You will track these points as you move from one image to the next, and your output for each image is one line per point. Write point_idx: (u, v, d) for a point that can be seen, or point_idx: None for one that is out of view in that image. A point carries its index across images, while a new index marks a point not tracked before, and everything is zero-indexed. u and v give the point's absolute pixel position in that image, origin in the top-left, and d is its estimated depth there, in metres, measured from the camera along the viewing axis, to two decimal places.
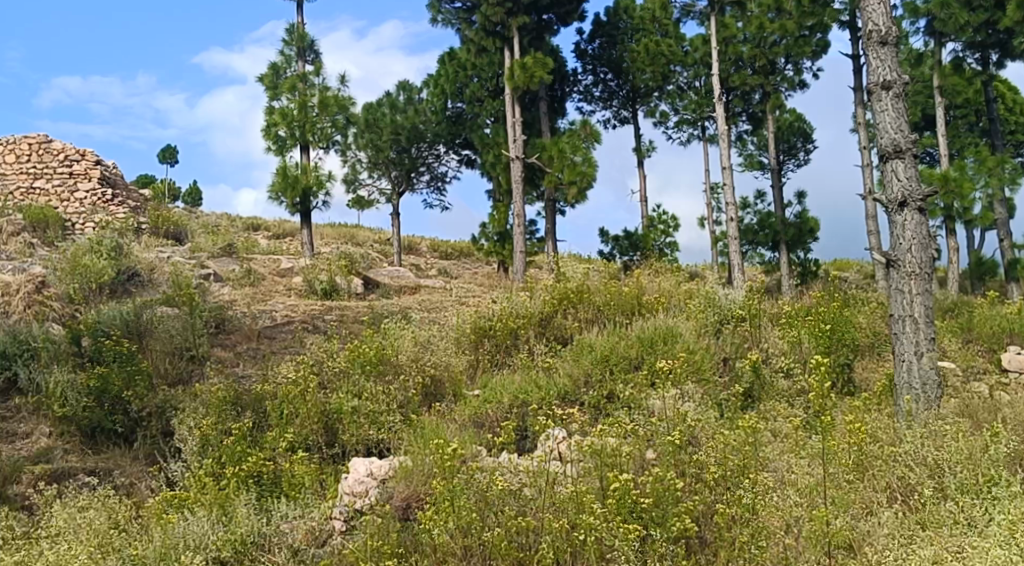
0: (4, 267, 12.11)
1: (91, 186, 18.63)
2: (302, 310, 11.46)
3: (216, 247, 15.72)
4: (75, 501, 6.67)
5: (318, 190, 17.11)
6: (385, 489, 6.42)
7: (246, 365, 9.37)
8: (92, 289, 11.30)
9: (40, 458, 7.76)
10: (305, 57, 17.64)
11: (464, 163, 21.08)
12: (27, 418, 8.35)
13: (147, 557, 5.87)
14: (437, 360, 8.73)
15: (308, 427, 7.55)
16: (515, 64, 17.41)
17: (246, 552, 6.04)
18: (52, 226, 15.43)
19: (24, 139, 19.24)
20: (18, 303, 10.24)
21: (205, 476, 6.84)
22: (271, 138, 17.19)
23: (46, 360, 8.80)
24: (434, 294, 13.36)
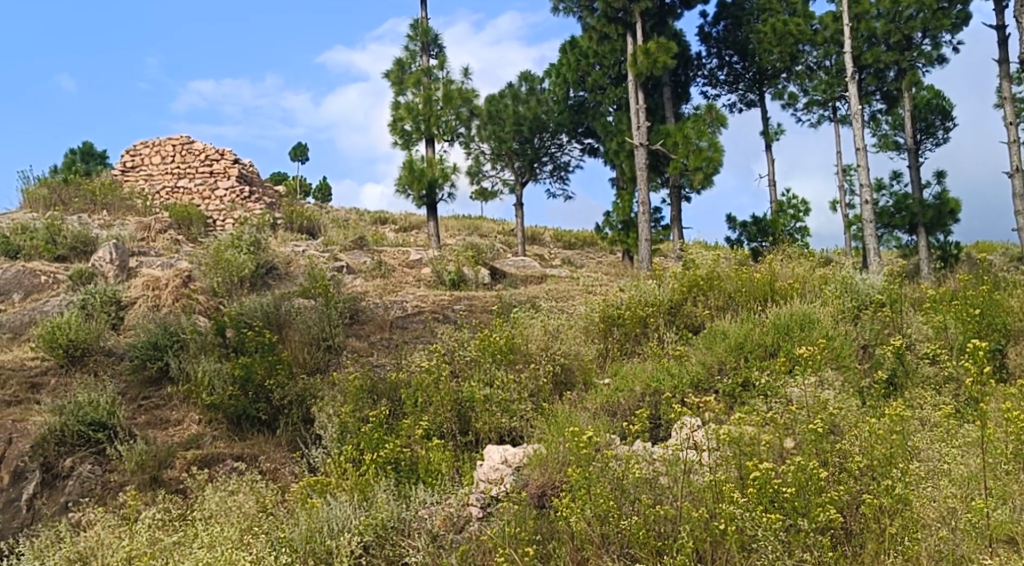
0: (154, 263, 12.73)
1: (230, 183, 19.40)
2: (432, 300, 11.63)
3: (347, 240, 16.12)
4: (225, 485, 6.99)
5: (443, 183, 17.31)
6: (520, 476, 6.45)
7: (380, 355, 9.59)
8: (233, 282, 11.79)
9: (190, 444, 8.15)
10: (429, 51, 17.88)
11: (587, 152, 20.98)
12: (178, 406, 8.77)
13: (294, 540, 6.08)
14: (567, 348, 8.73)
15: (441, 415, 7.67)
16: (638, 50, 17.20)
17: (387, 537, 6.20)
18: (196, 223, 16.08)
19: (168, 140, 20.17)
20: (168, 296, 10.75)
21: (344, 463, 7.04)
22: (397, 132, 17.52)
23: (195, 350, 9.24)
24: (561, 283, 13.35)
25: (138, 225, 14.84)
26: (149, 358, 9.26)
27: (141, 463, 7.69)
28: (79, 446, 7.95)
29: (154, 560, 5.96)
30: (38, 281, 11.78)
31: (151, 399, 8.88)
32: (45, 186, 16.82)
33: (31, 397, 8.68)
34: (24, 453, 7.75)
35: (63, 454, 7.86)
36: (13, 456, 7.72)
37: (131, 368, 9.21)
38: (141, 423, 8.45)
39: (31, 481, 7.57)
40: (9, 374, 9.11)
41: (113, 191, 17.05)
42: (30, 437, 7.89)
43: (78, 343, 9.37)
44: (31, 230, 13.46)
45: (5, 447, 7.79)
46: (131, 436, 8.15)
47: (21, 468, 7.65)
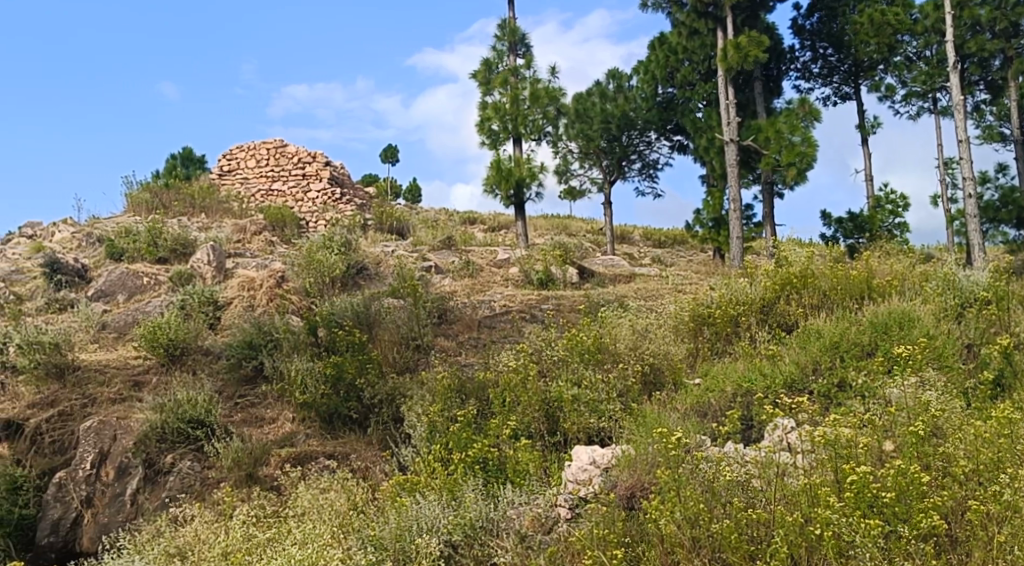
0: (249, 264, 13.04)
1: (322, 185, 19.77)
2: (520, 299, 11.63)
3: (436, 240, 16.24)
4: (317, 483, 7.11)
5: (531, 182, 17.29)
6: (609, 477, 6.38)
7: (468, 354, 9.63)
8: (325, 282, 12.00)
9: (284, 442, 8.32)
10: (516, 51, 17.89)
11: (677, 149, 20.71)
12: (273, 404, 8.96)
13: (384, 538, 6.13)
14: (656, 348, 8.62)
15: (529, 415, 7.65)
16: (728, 44, 16.89)
17: (475, 536, 6.21)
18: (289, 224, 16.39)
19: (263, 144, 20.64)
20: (262, 297, 11.00)
21: (433, 462, 7.08)
22: (485, 133, 17.58)
23: (288, 349, 9.44)
24: (650, 282, 13.19)
25: (234, 227, 15.23)
26: (245, 357, 9.48)
27: (237, 460, 7.87)
28: (179, 443, 8.16)
29: (249, 555, 6.07)
30: (140, 282, 12.18)
31: (246, 397, 9.09)
32: (147, 190, 17.40)
33: (134, 394, 8.97)
34: (128, 448, 7.99)
35: (164, 450, 8.08)
36: (118, 452, 7.97)
37: (228, 367, 9.44)
38: (237, 420, 8.66)
39: (135, 477, 7.81)
40: (113, 372, 9.44)
41: (211, 195, 17.53)
42: (133, 433, 8.13)
43: (178, 342, 9.65)
44: (134, 233, 13.94)
45: (111, 443, 8.07)
46: (228, 433, 8.34)
47: (125, 464, 7.90)
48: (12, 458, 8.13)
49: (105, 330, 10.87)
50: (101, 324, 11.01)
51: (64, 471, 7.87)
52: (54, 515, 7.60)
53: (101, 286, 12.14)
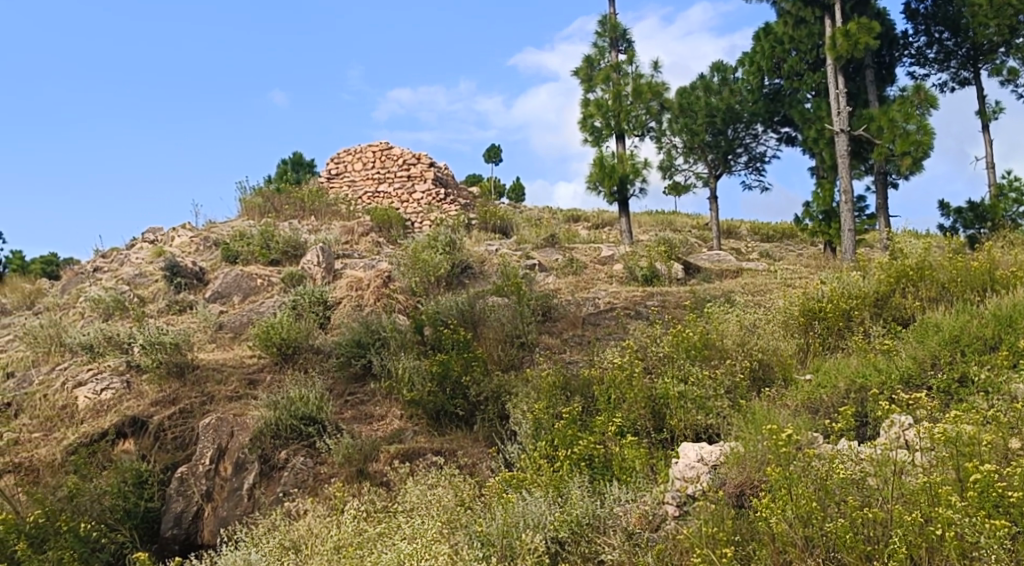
0: (357, 264, 13.33)
1: (427, 186, 20.05)
2: (624, 296, 11.54)
3: (540, 238, 16.25)
4: (425, 479, 7.22)
5: (635, 178, 17.14)
6: (717, 475, 6.29)
7: (572, 351, 9.61)
8: (430, 281, 12.16)
9: (393, 439, 8.47)
10: (618, 46, 17.77)
11: (784, 141, 20.23)
12: (382, 402, 9.13)
13: (492, 534, 6.16)
14: (765, 344, 8.44)
15: (635, 412, 7.58)
16: (838, 31, 16.39)
17: (582, 533, 6.18)
18: (396, 226, 16.65)
19: (369, 147, 21.05)
20: (370, 296, 11.22)
21: (539, 458, 7.09)
22: (587, 130, 17.53)
23: (395, 348, 9.60)
24: (758, 276, 12.90)
25: (342, 228, 15.58)
26: (354, 355, 9.69)
27: (348, 456, 8.05)
28: (292, 439, 8.40)
29: (360, 549, 6.19)
30: (254, 284, 12.58)
31: (356, 395, 9.28)
32: (259, 195, 17.97)
33: (249, 392, 9.27)
34: (245, 444, 8.25)
35: (279, 446, 8.33)
36: (235, 448, 8.24)
37: (338, 365, 9.66)
38: (348, 417, 8.85)
39: (251, 472, 8.06)
40: (230, 371, 9.77)
41: (320, 198, 17.97)
42: (249, 429, 8.40)
43: (290, 341, 9.92)
44: (248, 237, 14.41)
45: (228, 440, 8.37)
46: (339, 430, 8.55)
47: (242, 459, 8.16)
48: (138, 453, 8.52)
49: (222, 331, 11.26)
50: (218, 324, 11.41)
51: (186, 466, 8.19)
52: (177, 508, 7.91)
53: (217, 288, 12.59)
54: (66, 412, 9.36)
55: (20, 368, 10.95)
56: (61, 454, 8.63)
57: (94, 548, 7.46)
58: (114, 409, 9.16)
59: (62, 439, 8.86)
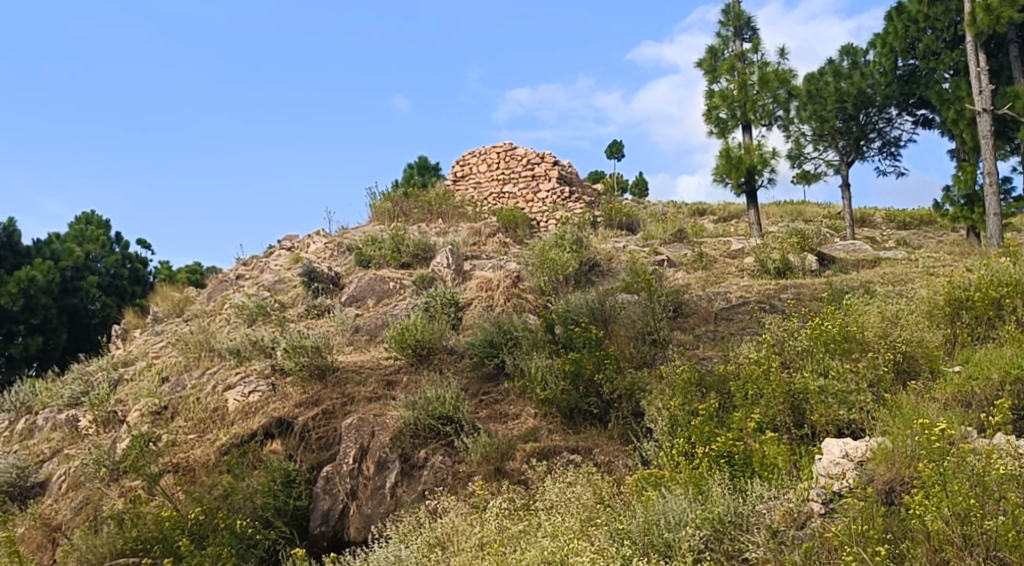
0: (486, 265, 13.54)
1: (551, 185, 20.09)
2: (757, 290, 11.32)
3: (667, 233, 16.08)
4: (563, 477, 7.27)
5: (763, 168, 16.75)
6: (865, 471, 6.12)
7: (705, 347, 9.51)
8: (559, 280, 12.20)
9: (528, 437, 8.56)
10: (742, 35, 17.44)
11: (920, 124, 19.41)
12: (515, 401, 9.24)
13: (633, 532, 6.16)
14: (908, 336, 8.14)
15: (774, 408, 7.40)
16: (978, 6, 15.60)
17: (725, 531, 6.09)
18: (522, 225, 16.75)
19: (493, 148, 21.25)
20: (500, 297, 11.35)
21: (677, 456, 7.03)
22: (712, 121, 17.26)
23: (527, 347, 9.69)
24: (898, 266, 12.44)
25: (470, 230, 15.80)
26: (487, 355, 9.83)
27: (485, 454, 8.20)
28: (431, 438, 8.62)
29: (504, 547, 6.29)
30: (387, 286, 12.92)
31: (490, 394, 9.42)
32: (389, 200, 18.40)
33: (387, 393, 9.53)
34: (385, 444, 8.49)
35: (418, 446, 8.56)
36: (376, 448, 8.48)
37: (471, 365, 9.82)
38: (483, 416, 8.99)
39: (393, 471, 8.29)
40: (368, 372, 10.06)
41: (446, 200, 18.28)
42: (389, 429, 8.64)
43: (424, 342, 10.15)
44: (379, 241, 14.78)
45: (370, 439, 8.62)
46: (475, 429, 8.71)
47: (384, 459, 8.40)
48: (286, 453, 8.87)
49: (359, 333, 11.61)
50: (355, 327, 11.76)
51: (331, 465, 8.48)
52: (324, 506, 8.20)
53: (352, 292, 13.00)
54: (218, 414, 9.82)
55: (174, 373, 11.56)
56: (214, 454, 9.07)
57: (249, 545, 7.77)
58: (262, 411, 9.56)
59: (216, 440, 9.31)
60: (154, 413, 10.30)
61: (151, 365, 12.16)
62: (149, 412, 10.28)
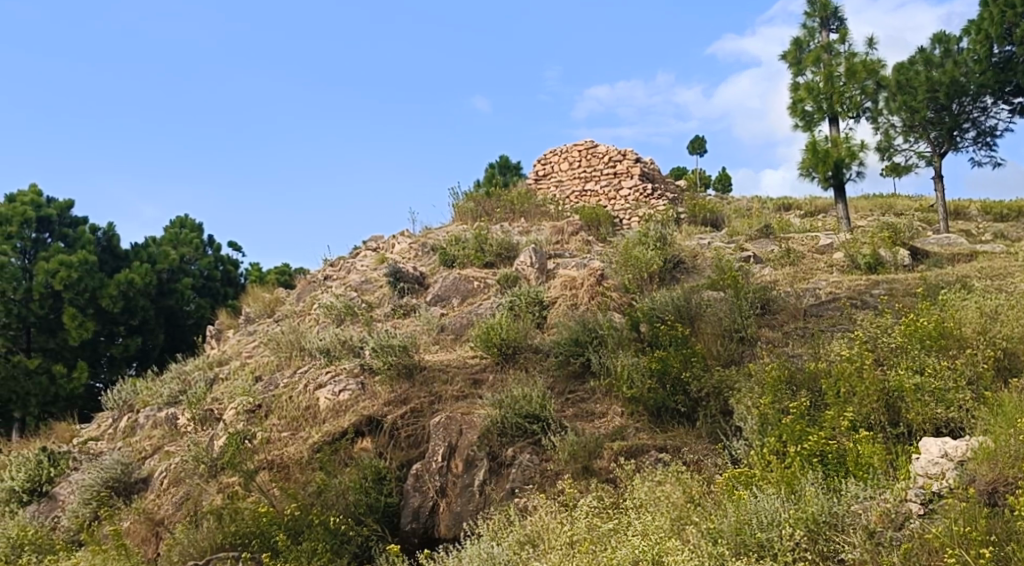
0: (570, 263, 13.54)
1: (634, 182, 19.92)
2: (847, 285, 11.09)
3: (752, 229, 15.86)
4: (652, 476, 7.27)
5: (851, 161, 16.38)
6: (966, 472, 6.00)
7: (795, 345, 9.38)
8: (643, 278, 12.15)
9: (616, 435, 8.55)
10: (828, 26, 17.07)
11: (1018, 112, 18.73)
12: (602, 399, 9.23)
13: (725, 531, 6.10)
14: (1009, 332, 7.91)
15: (868, 406, 7.24)
16: None
17: (819, 532, 5.97)
18: (605, 224, 16.69)
19: (574, 147, 21.20)
20: (585, 295, 11.37)
21: (768, 455, 6.94)
22: (798, 115, 16.95)
23: (613, 346, 9.69)
24: (996, 259, 12.05)
25: (553, 228, 15.83)
26: (572, 353, 9.85)
27: (573, 452, 8.23)
28: (518, 437, 8.68)
29: (594, 545, 6.31)
30: (471, 286, 13.04)
31: (576, 393, 9.44)
32: (471, 199, 18.53)
33: (474, 392, 9.63)
34: (473, 442, 8.58)
35: (506, 444, 8.63)
36: (464, 445, 8.58)
37: (557, 363, 9.85)
38: (570, 415, 9.01)
39: (481, 468, 8.38)
40: (455, 371, 10.16)
41: (529, 199, 18.33)
42: (476, 428, 8.72)
43: (510, 341, 10.21)
44: (462, 241, 14.92)
45: (458, 437, 8.71)
46: (563, 428, 8.74)
47: (472, 456, 8.49)
48: (376, 450, 9.02)
49: (445, 332, 11.75)
50: (440, 326, 11.89)
51: (420, 463, 8.60)
52: (415, 503, 8.32)
53: (438, 291, 13.15)
54: (310, 412, 10.05)
55: (266, 372, 11.85)
56: (307, 452, 9.28)
57: (343, 540, 7.93)
58: (352, 409, 9.75)
59: (308, 438, 9.53)
60: (248, 411, 10.59)
61: (245, 365, 12.49)
62: (244, 410, 10.59)
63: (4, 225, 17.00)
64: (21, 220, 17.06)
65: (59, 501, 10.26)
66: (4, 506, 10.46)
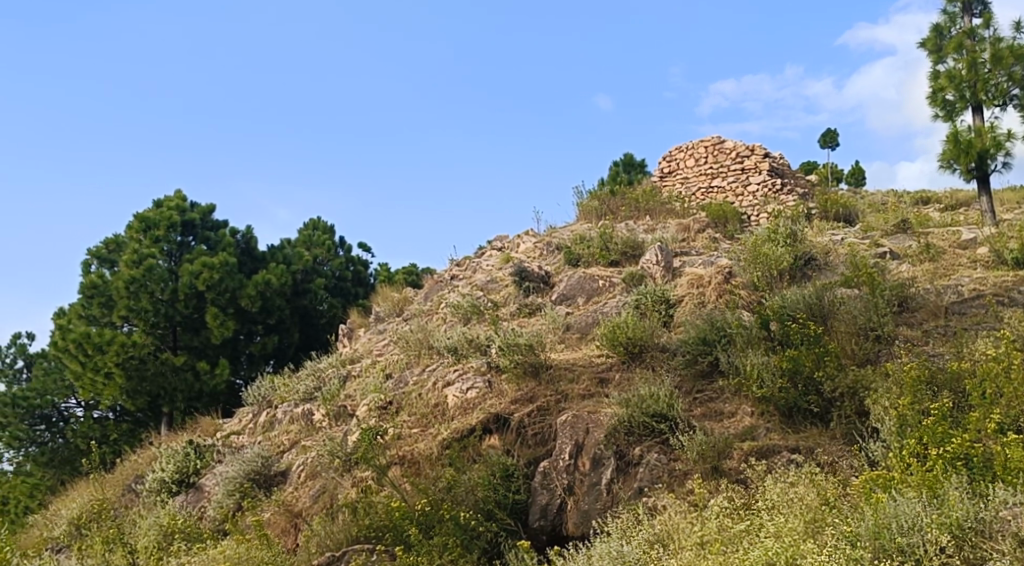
0: (697, 260, 13.35)
1: (762, 178, 19.50)
2: (993, 281, 10.57)
3: (888, 224, 15.28)
4: (784, 477, 7.12)
5: (996, 152, 15.59)
6: None
7: (936, 344, 9.03)
8: (773, 275, 11.88)
9: (746, 436, 8.41)
10: (971, 10, 16.31)
11: None
12: (731, 399, 9.07)
13: (862, 534, 5.92)
14: None
15: (1017, 408, 6.90)
16: None
17: (965, 538, 5.76)
18: (732, 220, 16.35)
19: (700, 143, 20.90)
20: (712, 293, 11.24)
21: (909, 457, 6.69)
22: (938, 105, 16.24)
23: (742, 344, 9.51)
24: None
25: (679, 226, 15.65)
26: (700, 352, 9.73)
27: (702, 453, 8.13)
28: (645, 436, 8.63)
29: (725, 545, 6.24)
30: (596, 285, 13.03)
31: (704, 392, 9.30)
32: (596, 198, 18.50)
33: (600, 391, 9.62)
34: (600, 441, 8.58)
35: (633, 443, 8.59)
36: (592, 444, 8.59)
37: (684, 362, 9.73)
38: (698, 414, 8.90)
39: (608, 467, 8.38)
40: (581, 370, 10.16)
41: (654, 197, 18.14)
42: (603, 426, 8.72)
43: (636, 340, 10.15)
44: (587, 240, 14.91)
45: (585, 436, 8.72)
46: (691, 427, 8.65)
47: (599, 455, 8.50)
48: (503, 448, 9.12)
49: (571, 331, 11.77)
50: (566, 325, 11.91)
51: (547, 461, 8.65)
52: (543, 500, 8.38)
53: (563, 290, 13.19)
54: (439, 409, 10.25)
55: (397, 370, 12.14)
56: (437, 448, 9.46)
57: (473, 535, 8.05)
58: (479, 407, 9.89)
59: (438, 434, 9.71)
60: (380, 408, 10.88)
61: (376, 362, 12.83)
62: (376, 406, 10.89)
63: (152, 229, 17.96)
64: (168, 224, 17.99)
65: (205, 491, 10.76)
66: (156, 496, 11.04)
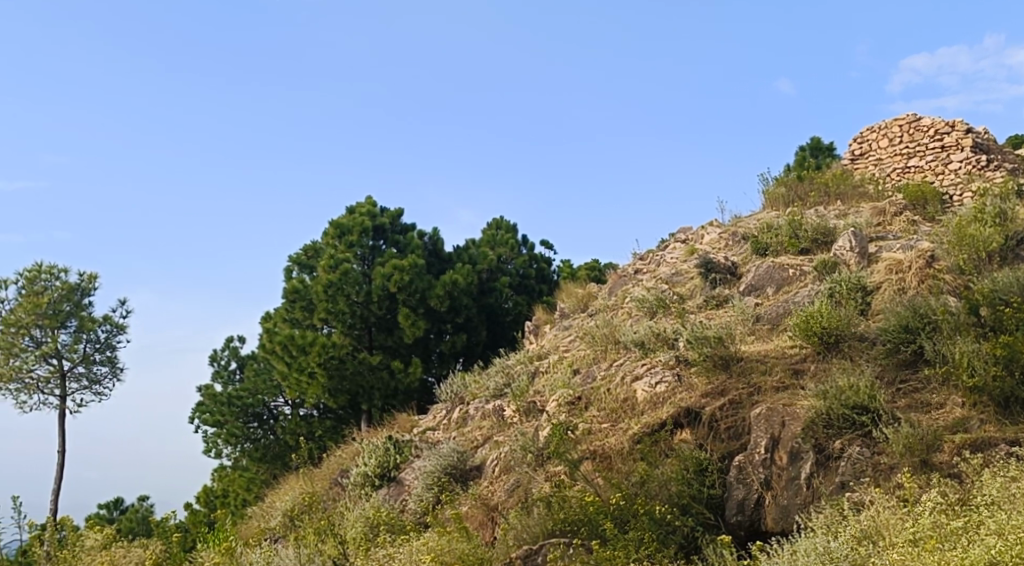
0: (895, 244, 12.70)
1: (964, 155, 18.35)
2: None
3: None
4: (1004, 472, 6.69)
5: None
6: None
7: None
8: (981, 257, 11.13)
9: (957, 428, 7.96)
10: None
11: None
12: (938, 389, 8.59)
13: None
14: None
15: None
16: None
17: None
18: (932, 201, 15.39)
19: (894, 122, 19.88)
20: (913, 279, 10.69)
21: None
22: None
23: (948, 331, 8.96)
24: None
25: (873, 210, 14.94)
26: (902, 341, 9.22)
27: (909, 446, 7.74)
28: (846, 429, 8.28)
29: (940, 543, 5.90)
30: (786, 274, 12.62)
31: (909, 382, 8.85)
32: (782, 185, 17.92)
33: (796, 383, 9.32)
34: (797, 434, 8.31)
35: (832, 436, 8.26)
36: (788, 437, 8.33)
37: (885, 352, 9.28)
38: (902, 406, 8.49)
39: (808, 461, 8.10)
40: (773, 361, 9.85)
41: (845, 180, 17.39)
42: (800, 419, 8.44)
43: (832, 330, 9.73)
44: (775, 228, 14.46)
45: (781, 429, 8.46)
46: (896, 419, 8.26)
47: (797, 449, 8.23)
48: (695, 442, 8.96)
49: (761, 322, 11.46)
50: (756, 316, 11.60)
51: (742, 454, 8.46)
52: (739, 495, 8.20)
53: (751, 281, 12.86)
54: (628, 404, 10.22)
55: (584, 365, 12.20)
56: (628, 442, 9.41)
57: (669, 530, 8.00)
58: (669, 401, 9.79)
59: (628, 429, 9.66)
60: (570, 403, 10.97)
61: (563, 358, 12.94)
62: (565, 401, 10.99)
63: (347, 234, 18.84)
64: (360, 229, 18.82)
65: (405, 485, 11.18)
66: (361, 489, 11.61)
